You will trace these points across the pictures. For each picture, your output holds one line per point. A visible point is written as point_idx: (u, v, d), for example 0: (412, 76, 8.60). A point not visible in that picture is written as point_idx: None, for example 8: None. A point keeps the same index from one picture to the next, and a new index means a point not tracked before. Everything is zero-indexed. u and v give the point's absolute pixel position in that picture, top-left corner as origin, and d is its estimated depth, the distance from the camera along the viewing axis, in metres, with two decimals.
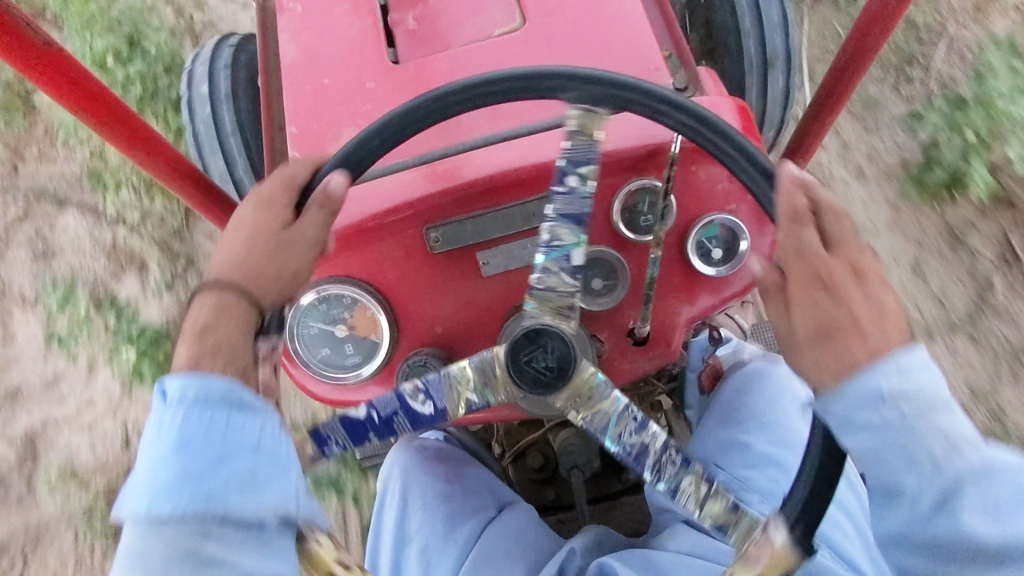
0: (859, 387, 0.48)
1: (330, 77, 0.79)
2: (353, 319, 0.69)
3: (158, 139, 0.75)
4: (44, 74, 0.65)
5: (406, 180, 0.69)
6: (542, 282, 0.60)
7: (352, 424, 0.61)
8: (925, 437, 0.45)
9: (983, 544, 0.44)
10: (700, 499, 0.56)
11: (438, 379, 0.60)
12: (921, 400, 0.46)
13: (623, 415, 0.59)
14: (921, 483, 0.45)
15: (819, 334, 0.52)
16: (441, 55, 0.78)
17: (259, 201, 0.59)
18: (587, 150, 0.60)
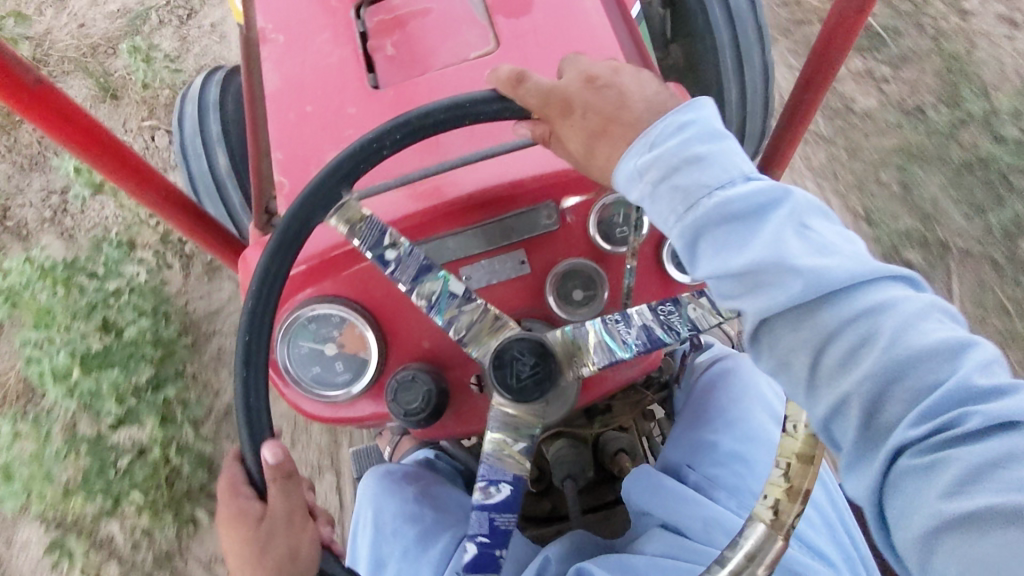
0: (629, 160, 0.56)
1: (313, 103, 0.81)
2: (342, 337, 0.71)
3: (149, 170, 0.78)
4: (37, 110, 0.67)
5: (388, 200, 0.72)
6: (461, 330, 0.65)
7: (475, 563, 0.62)
8: (686, 185, 0.51)
9: (725, 261, 0.48)
10: (709, 308, 0.62)
11: (488, 465, 0.62)
12: (671, 152, 0.53)
13: (609, 327, 0.62)
14: (681, 223, 0.51)
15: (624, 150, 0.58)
16: (419, 78, 0.81)
17: (232, 517, 0.61)
18: (375, 222, 0.65)
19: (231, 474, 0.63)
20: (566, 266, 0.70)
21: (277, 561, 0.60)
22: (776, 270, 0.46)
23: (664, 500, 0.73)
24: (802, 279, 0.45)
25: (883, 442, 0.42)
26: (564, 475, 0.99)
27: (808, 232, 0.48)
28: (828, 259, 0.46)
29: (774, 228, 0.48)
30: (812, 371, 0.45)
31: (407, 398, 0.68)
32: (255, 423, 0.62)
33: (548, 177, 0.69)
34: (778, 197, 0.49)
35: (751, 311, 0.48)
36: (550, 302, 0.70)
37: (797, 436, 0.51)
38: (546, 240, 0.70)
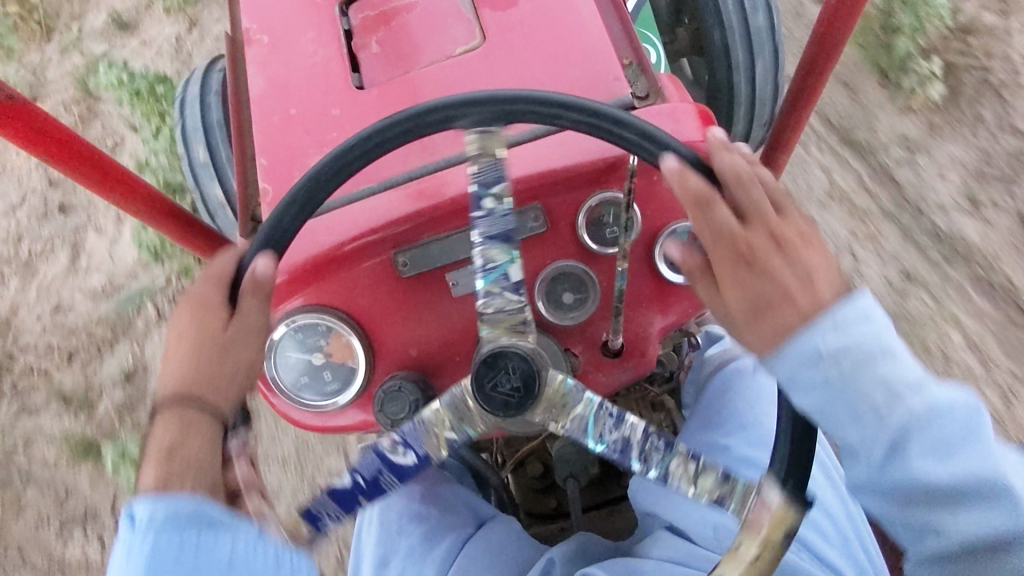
0: (800, 350, 0.50)
1: (297, 105, 0.80)
2: (329, 346, 0.70)
3: (135, 180, 0.77)
4: (10, 124, 0.66)
5: (373, 206, 0.70)
6: (489, 305, 0.60)
7: (338, 494, 0.61)
8: (864, 391, 0.48)
9: (904, 430, 0.48)
10: (691, 477, 0.57)
11: (415, 428, 0.60)
12: (861, 352, 0.48)
13: (600, 414, 0.59)
14: (840, 381, 0.48)
15: (754, 309, 0.53)
16: (404, 77, 0.78)
17: (199, 297, 0.59)
18: (502, 165, 0.61)
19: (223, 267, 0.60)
20: (554, 269, 0.68)
21: (235, 365, 0.57)
22: (976, 457, 0.48)
23: (668, 506, 0.74)
24: (962, 441, 0.48)
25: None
26: (566, 473, 0.98)
27: (988, 447, 0.49)
28: (960, 462, 0.48)
29: (980, 451, 0.49)
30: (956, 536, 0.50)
31: (394, 408, 0.67)
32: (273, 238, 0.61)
33: (533, 179, 0.67)
34: (956, 406, 0.49)
35: (932, 479, 0.48)
36: (540, 306, 0.68)
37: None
38: (535, 243, 0.68)
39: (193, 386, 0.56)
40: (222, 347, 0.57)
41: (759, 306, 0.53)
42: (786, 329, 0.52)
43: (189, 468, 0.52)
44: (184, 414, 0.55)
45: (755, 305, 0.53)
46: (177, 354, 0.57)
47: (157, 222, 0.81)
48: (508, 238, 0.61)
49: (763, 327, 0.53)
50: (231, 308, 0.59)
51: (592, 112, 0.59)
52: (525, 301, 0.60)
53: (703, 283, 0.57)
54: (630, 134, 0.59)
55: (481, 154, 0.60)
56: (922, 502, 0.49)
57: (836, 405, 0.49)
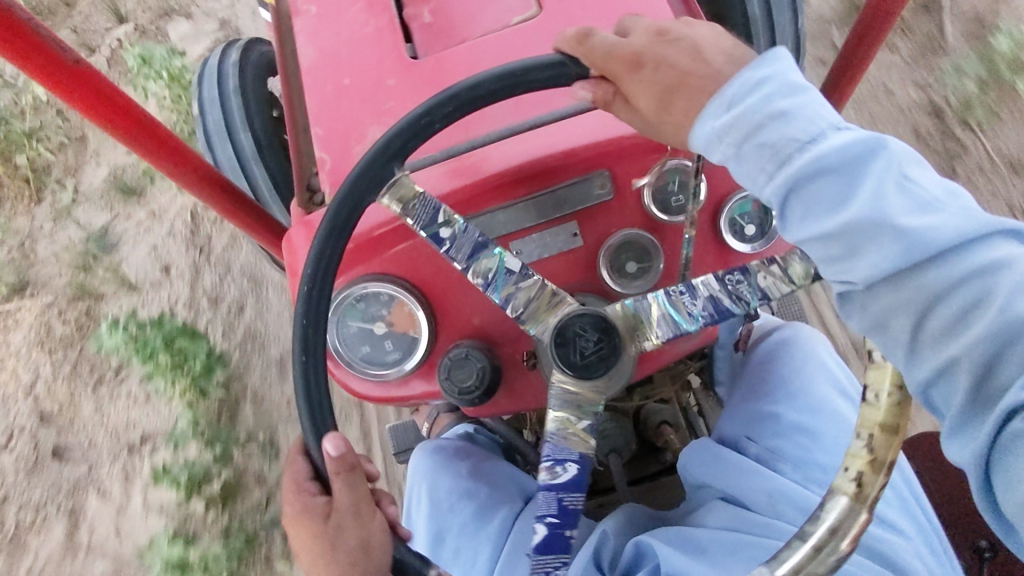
0: (707, 132, 0.54)
1: (350, 76, 0.79)
2: (391, 315, 0.70)
3: (188, 151, 0.77)
4: (72, 90, 0.66)
5: (436, 174, 0.70)
6: (517, 307, 0.60)
7: (544, 545, 0.56)
8: (755, 155, 0.50)
9: (815, 214, 0.48)
10: (783, 276, 0.59)
11: (554, 440, 0.58)
12: (750, 118, 0.50)
13: (674, 298, 0.59)
14: (736, 154, 0.51)
15: (663, 98, 0.58)
16: (459, 47, 0.78)
17: (299, 513, 0.61)
18: (429, 199, 0.61)
19: (299, 469, 0.63)
20: (620, 238, 0.67)
21: (349, 555, 0.60)
22: (877, 228, 0.45)
23: (723, 474, 0.72)
24: (888, 225, 0.45)
25: (929, 357, 0.45)
26: (608, 449, 0.99)
27: (895, 179, 0.46)
28: (939, 219, 0.45)
29: (873, 186, 0.46)
30: (917, 331, 0.45)
31: (461, 376, 0.67)
32: (314, 409, 0.60)
33: (599, 146, 0.67)
34: (870, 148, 0.47)
35: (862, 265, 0.46)
36: (604, 275, 0.68)
37: (879, 405, 0.49)
38: (600, 211, 0.68)
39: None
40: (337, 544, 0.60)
41: (667, 93, 0.58)
42: (693, 108, 0.56)
43: None
44: None
45: (662, 95, 0.58)
46: (313, 564, 0.62)
47: (207, 195, 0.81)
48: (484, 244, 0.61)
49: (676, 109, 0.58)
50: (327, 500, 0.61)
51: (493, 79, 0.59)
52: (539, 278, 0.60)
53: (621, 111, 0.61)
54: (539, 70, 0.59)
55: (401, 204, 0.61)
56: (836, 258, 0.48)
57: (742, 167, 0.51)
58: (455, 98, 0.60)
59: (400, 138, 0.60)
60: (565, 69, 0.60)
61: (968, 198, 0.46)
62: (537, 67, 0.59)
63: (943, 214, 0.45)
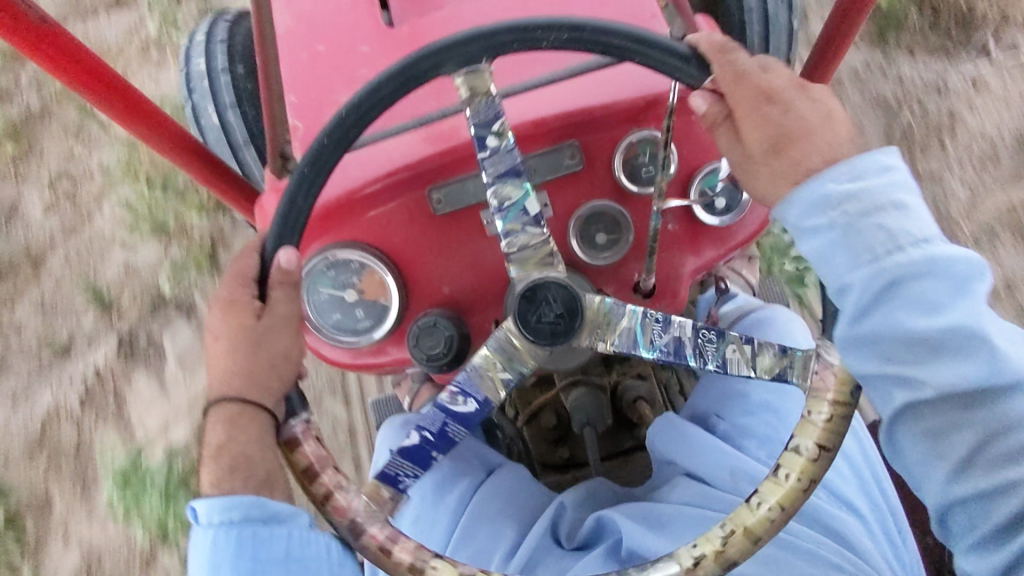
0: (808, 196, 0.50)
1: (325, 42, 0.78)
2: (362, 283, 0.70)
3: (159, 113, 0.76)
4: (38, 47, 0.65)
5: (408, 141, 0.70)
6: (513, 245, 0.59)
7: (411, 452, 0.58)
8: (867, 233, 0.47)
9: (911, 321, 0.46)
10: (750, 359, 0.58)
11: (468, 375, 0.59)
12: (871, 200, 0.48)
13: (646, 322, 0.58)
14: (843, 235, 0.48)
15: (772, 146, 0.57)
16: (435, 14, 0.77)
17: (227, 302, 0.62)
18: (496, 103, 0.58)
19: (247, 263, 0.62)
20: (590, 208, 0.67)
21: (272, 358, 0.61)
22: (974, 348, 0.45)
23: (687, 451, 0.73)
24: (989, 357, 0.45)
25: (976, 480, 0.47)
26: (582, 422, 0.99)
27: (986, 305, 0.46)
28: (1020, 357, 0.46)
29: (975, 309, 0.46)
30: (970, 456, 0.47)
31: (428, 343, 0.68)
32: (289, 221, 0.60)
33: (571, 116, 0.67)
34: (979, 270, 0.46)
35: (938, 384, 0.46)
36: (573, 246, 0.68)
37: (755, 511, 0.52)
38: (569, 181, 0.68)
39: (235, 385, 0.60)
40: (257, 347, 0.61)
41: (776, 140, 0.57)
42: (804, 162, 0.55)
43: (237, 462, 0.59)
44: (232, 412, 0.60)
45: (772, 140, 0.57)
46: (219, 358, 0.62)
47: (182, 161, 0.80)
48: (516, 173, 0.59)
49: (777, 158, 0.56)
50: (262, 303, 0.62)
51: (623, 37, 0.57)
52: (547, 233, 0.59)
53: (725, 136, 0.60)
54: (670, 57, 0.58)
55: (469, 95, 0.57)
56: (907, 361, 0.47)
57: (841, 248, 0.48)
58: (578, 32, 0.57)
59: (506, 37, 0.57)
60: (688, 70, 0.58)
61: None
62: (669, 56, 0.58)
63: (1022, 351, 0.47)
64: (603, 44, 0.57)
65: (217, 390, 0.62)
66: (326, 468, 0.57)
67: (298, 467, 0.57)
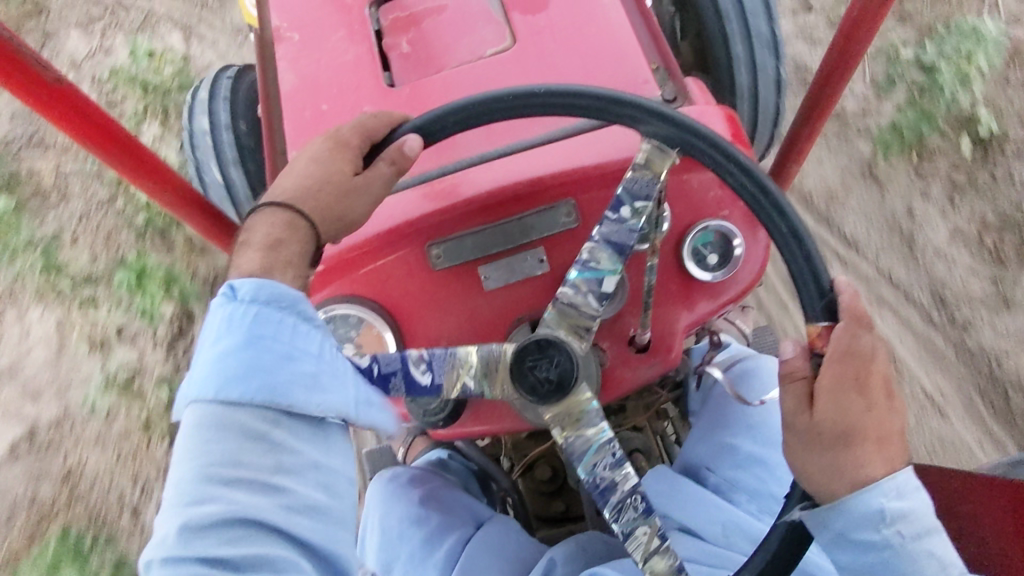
0: (853, 515, 0.51)
1: (328, 101, 0.81)
2: (360, 337, 0.70)
3: (166, 170, 0.77)
4: (52, 107, 0.67)
5: (409, 198, 0.71)
6: (568, 295, 0.63)
7: (353, 367, 0.62)
8: (917, 561, 0.50)
9: None
10: (648, 552, 0.58)
11: (444, 355, 0.62)
12: (917, 531, 0.50)
13: (602, 448, 0.60)
14: (890, 550, 0.50)
15: (840, 437, 0.52)
16: (435, 76, 0.80)
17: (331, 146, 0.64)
18: (647, 186, 0.62)
19: (375, 125, 0.65)
20: None
21: (344, 214, 0.63)
22: None
23: (682, 503, 0.73)
24: None
25: None
26: (577, 476, 0.99)
27: None
28: None
29: None
30: None
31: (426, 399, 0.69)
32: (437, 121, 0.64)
33: (565, 175, 0.69)
34: None
35: None
36: None
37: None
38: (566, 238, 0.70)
39: (307, 202, 0.62)
40: (330, 175, 0.63)
41: (847, 426, 0.52)
42: (865, 472, 0.52)
43: (283, 263, 0.59)
44: (291, 218, 0.61)
45: (846, 424, 0.52)
46: (304, 170, 0.63)
47: (188, 215, 0.82)
48: (619, 250, 0.64)
49: (840, 417, 0.53)
50: (361, 167, 0.64)
51: (664, 122, 0.61)
52: (598, 313, 0.63)
53: (793, 397, 0.54)
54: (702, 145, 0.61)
55: (641, 163, 0.63)
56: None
57: (889, 562, 0.50)
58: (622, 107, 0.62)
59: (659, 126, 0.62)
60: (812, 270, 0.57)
61: None
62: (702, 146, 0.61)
63: None
64: (648, 122, 0.62)
65: (276, 192, 0.63)
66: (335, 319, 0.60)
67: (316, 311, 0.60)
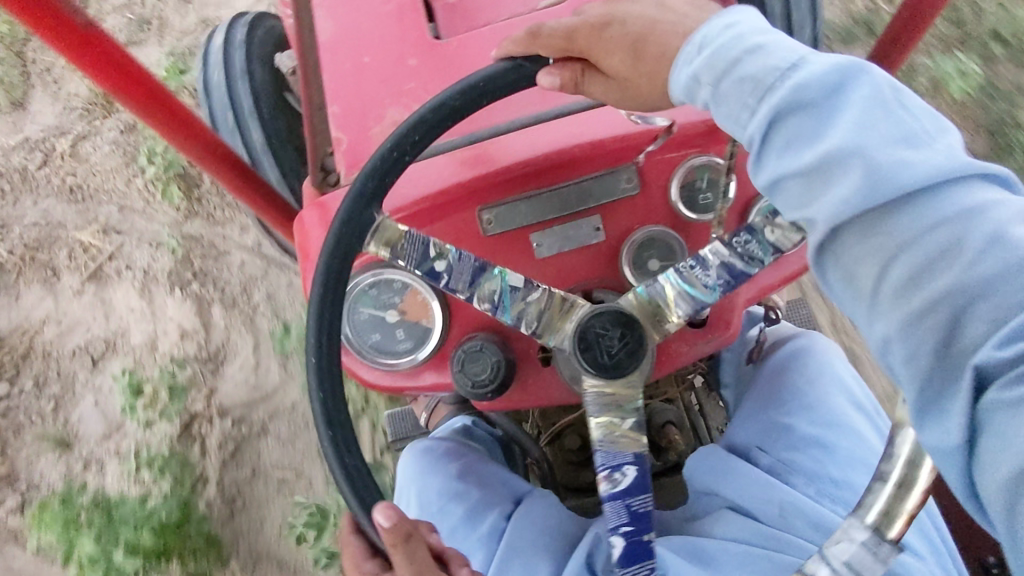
0: (690, 71, 0.51)
1: (370, 53, 0.76)
2: (405, 304, 0.68)
3: (198, 122, 0.74)
4: (84, 51, 0.63)
5: (461, 159, 0.68)
6: (531, 322, 0.60)
7: (627, 554, 0.57)
8: (739, 81, 0.46)
9: (808, 167, 0.42)
10: (791, 225, 0.60)
11: (604, 452, 0.57)
12: (728, 57, 0.47)
13: (686, 275, 0.59)
14: (714, 88, 0.48)
15: (632, 50, 0.56)
16: (485, 29, 0.75)
17: (347, 570, 0.56)
18: (416, 236, 0.59)
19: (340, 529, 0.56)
20: (645, 234, 0.65)
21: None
22: (851, 159, 0.41)
23: (733, 483, 0.71)
24: (866, 172, 0.40)
25: (904, 308, 0.40)
26: None
27: (879, 110, 0.42)
28: (919, 153, 0.40)
29: (851, 117, 0.42)
30: (883, 287, 0.41)
31: (474, 369, 0.65)
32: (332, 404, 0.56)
33: (628, 138, 0.65)
34: (843, 104, 0.42)
35: (824, 204, 0.42)
36: (625, 272, 0.66)
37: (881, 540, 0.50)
38: (625, 206, 0.66)
39: None
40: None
41: (635, 53, 0.56)
42: (665, 52, 0.54)
43: None
44: None
45: (632, 52, 0.56)
46: None
47: (218, 169, 0.78)
48: (484, 267, 0.60)
49: (637, 78, 0.57)
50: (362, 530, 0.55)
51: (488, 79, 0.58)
52: (547, 291, 0.60)
53: (596, 86, 0.59)
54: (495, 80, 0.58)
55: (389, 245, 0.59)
56: (761, 84, 0.45)
57: (729, 98, 0.47)
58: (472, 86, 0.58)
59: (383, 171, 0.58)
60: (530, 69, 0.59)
61: (951, 144, 0.41)
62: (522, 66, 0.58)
63: (925, 151, 0.40)
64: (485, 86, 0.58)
65: None
66: None
67: None
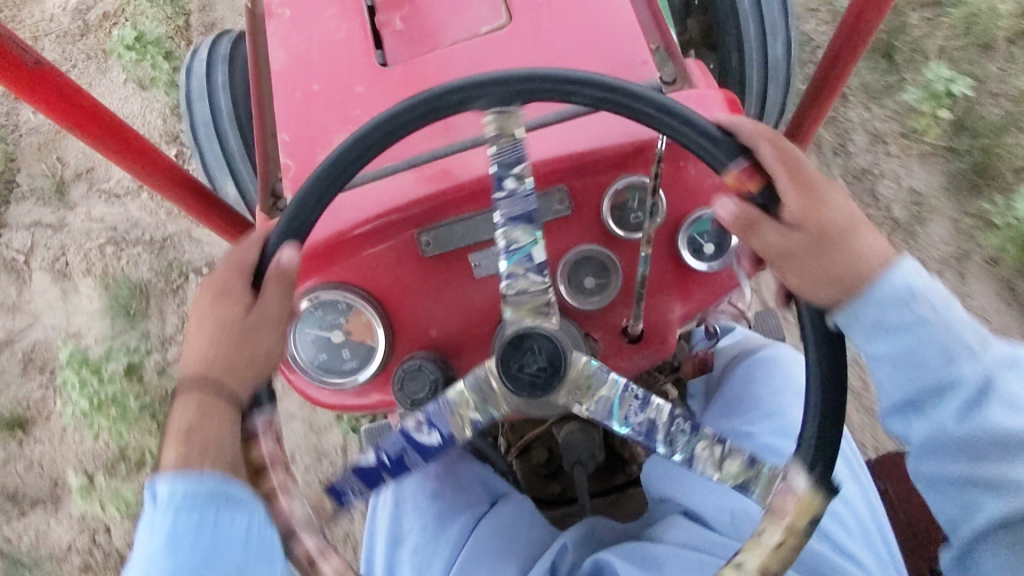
0: (870, 305, 0.53)
1: (319, 81, 0.79)
2: (349, 324, 0.70)
3: (155, 151, 0.76)
4: (35, 90, 0.66)
5: (399, 182, 0.70)
6: (513, 287, 0.59)
7: (364, 472, 0.59)
8: (938, 341, 0.53)
9: (996, 435, 0.53)
10: (717, 460, 0.57)
11: (439, 407, 0.60)
12: (918, 313, 0.53)
13: (626, 397, 0.59)
14: (904, 366, 0.53)
15: (823, 238, 0.56)
16: (429, 55, 0.78)
17: (221, 289, 0.57)
18: (521, 146, 0.59)
19: (246, 252, 0.59)
20: (578, 254, 0.67)
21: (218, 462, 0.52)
22: None
23: (687, 491, 0.73)
24: None
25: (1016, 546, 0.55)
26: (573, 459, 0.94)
27: None
28: None
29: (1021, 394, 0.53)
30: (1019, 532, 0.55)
31: (413, 387, 0.67)
32: (298, 219, 0.59)
33: (560, 161, 0.67)
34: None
35: (985, 500, 0.55)
36: (562, 290, 0.67)
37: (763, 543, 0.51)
38: (559, 225, 0.68)
39: (212, 369, 0.55)
40: (239, 344, 0.56)
41: (820, 249, 0.56)
42: (853, 262, 0.55)
43: (204, 449, 0.52)
44: (201, 395, 0.54)
45: (816, 251, 0.56)
46: (198, 342, 0.56)
47: (177, 197, 0.80)
48: (529, 219, 0.60)
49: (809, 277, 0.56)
50: (255, 294, 0.58)
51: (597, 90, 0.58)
52: (548, 283, 0.59)
53: (765, 235, 0.57)
54: (631, 98, 0.57)
55: (499, 134, 0.59)
56: (945, 355, 0.53)
57: (908, 364, 0.53)
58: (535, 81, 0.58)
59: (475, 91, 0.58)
60: (667, 119, 0.57)
61: None
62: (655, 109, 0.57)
63: None
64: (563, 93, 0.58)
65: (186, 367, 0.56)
66: (276, 467, 0.55)
67: (251, 467, 0.54)
